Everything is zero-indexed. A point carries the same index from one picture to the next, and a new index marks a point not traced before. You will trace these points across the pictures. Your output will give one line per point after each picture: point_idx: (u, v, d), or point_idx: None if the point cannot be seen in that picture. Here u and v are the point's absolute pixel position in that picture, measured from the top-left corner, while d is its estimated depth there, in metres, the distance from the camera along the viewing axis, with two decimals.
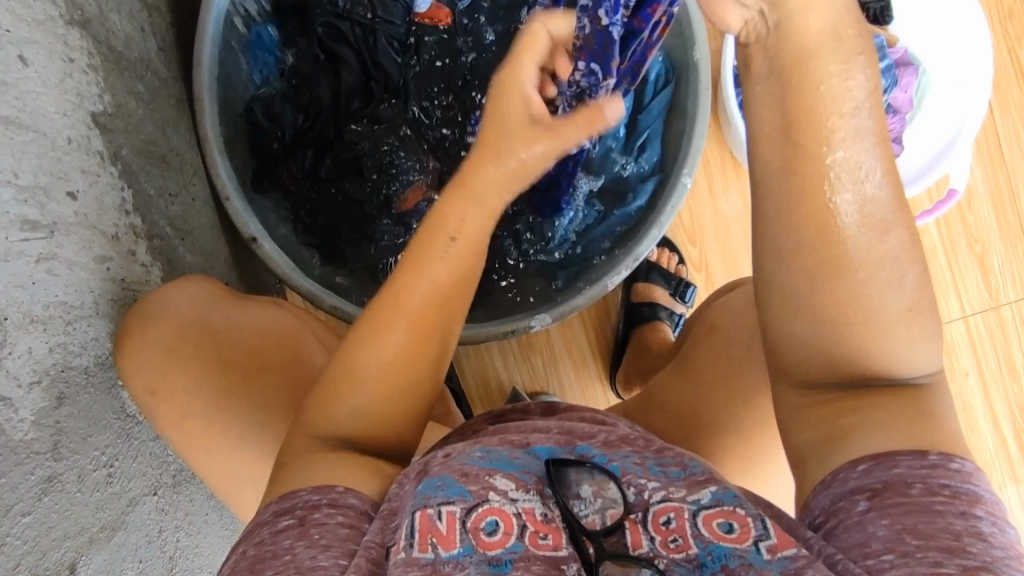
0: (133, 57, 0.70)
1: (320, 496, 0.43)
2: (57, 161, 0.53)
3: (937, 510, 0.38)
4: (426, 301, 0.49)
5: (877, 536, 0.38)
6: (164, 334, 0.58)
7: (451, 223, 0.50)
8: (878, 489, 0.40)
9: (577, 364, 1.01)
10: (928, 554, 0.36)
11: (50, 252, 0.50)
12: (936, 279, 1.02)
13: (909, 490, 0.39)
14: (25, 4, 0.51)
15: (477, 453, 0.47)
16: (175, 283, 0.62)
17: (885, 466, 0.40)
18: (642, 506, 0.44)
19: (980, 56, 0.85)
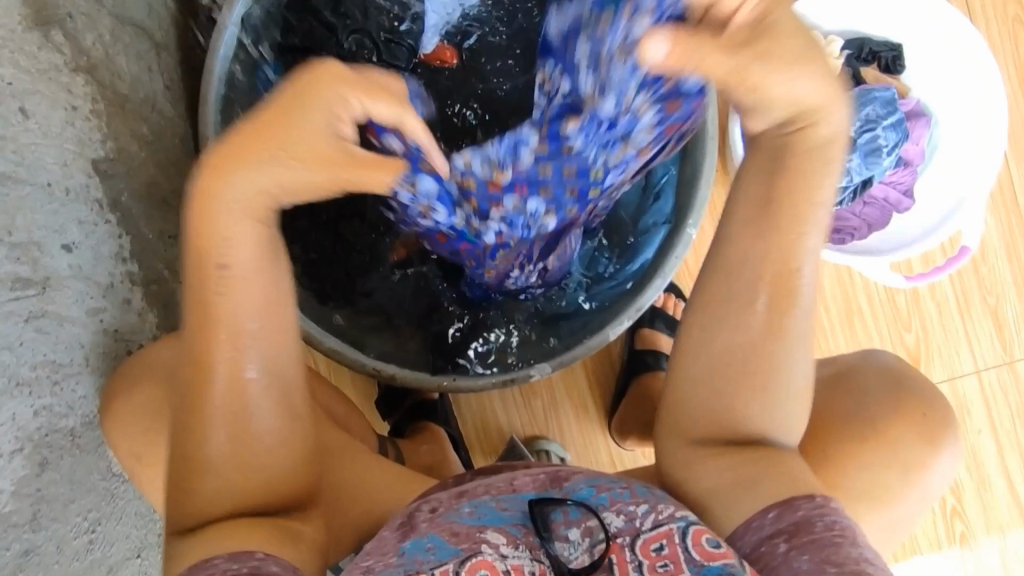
0: (138, 99, 0.71)
1: (238, 565, 0.43)
2: (56, 213, 0.53)
3: (838, 541, 0.44)
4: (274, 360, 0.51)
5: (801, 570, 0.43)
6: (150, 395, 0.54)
7: (213, 244, 0.47)
8: (791, 530, 0.46)
9: (578, 410, 0.99)
10: None
11: (43, 310, 0.49)
12: (948, 331, 1.00)
13: (813, 526, 0.45)
14: (27, 53, 0.53)
15: (466, 509, 0.46)
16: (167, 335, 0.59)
17: (791, 509, 0.47)
18: (629, 532, 0.43)
19: (990, 94, 0.85)
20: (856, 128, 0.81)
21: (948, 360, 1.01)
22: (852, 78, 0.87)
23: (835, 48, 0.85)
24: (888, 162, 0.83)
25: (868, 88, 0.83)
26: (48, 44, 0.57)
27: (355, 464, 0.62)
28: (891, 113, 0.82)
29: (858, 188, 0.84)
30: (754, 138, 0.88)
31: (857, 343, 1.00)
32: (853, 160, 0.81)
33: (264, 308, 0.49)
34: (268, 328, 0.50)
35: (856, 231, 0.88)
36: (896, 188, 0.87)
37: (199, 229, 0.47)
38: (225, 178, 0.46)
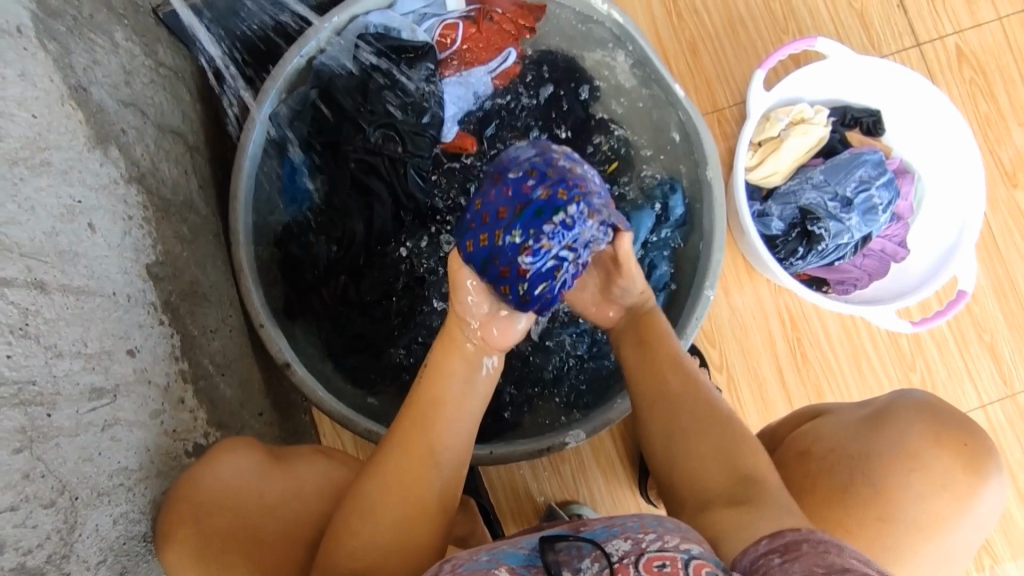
0: (178, 200, 0.74)
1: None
2: (120, 321, 0.55)
3: (827, 555, 0.47)
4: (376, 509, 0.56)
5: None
6: (216, 520, 0.54)
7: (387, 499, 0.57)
8: (783, 549, 0.50)
9: (606, 472, 1.01)
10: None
11: (114, 417, 0.50)
12: (951, 369, 1.05)
13: (800, 546, 0.49)
14: (93, 172, 0.56)
15: (485, 557, 0.50)
16: (219, 449, 0.57)
17: (778, 536, 0.51)
18: (635, 553, 0.46)
19: (944, 112, 0.92)
20: (851, 189, 0.90)
21: (955, 397, 1.05)
22: (839, 143, 0.95)
23: (823, 116, 0.93)
24: (885, 218, 0.91)
25: (857, 152, 0.92)
26: (107, 160, 0.60)
27: None
28: (883, 173, 0.90)
29: (859, 243, 0.91)
30: (756, 202, 0.94)
31: (868, 388, 1.04)
32: (852, 217, 0.89)
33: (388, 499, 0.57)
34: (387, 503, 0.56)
35: (858, 281, 0.94)
36: (891, 240, 0.95)
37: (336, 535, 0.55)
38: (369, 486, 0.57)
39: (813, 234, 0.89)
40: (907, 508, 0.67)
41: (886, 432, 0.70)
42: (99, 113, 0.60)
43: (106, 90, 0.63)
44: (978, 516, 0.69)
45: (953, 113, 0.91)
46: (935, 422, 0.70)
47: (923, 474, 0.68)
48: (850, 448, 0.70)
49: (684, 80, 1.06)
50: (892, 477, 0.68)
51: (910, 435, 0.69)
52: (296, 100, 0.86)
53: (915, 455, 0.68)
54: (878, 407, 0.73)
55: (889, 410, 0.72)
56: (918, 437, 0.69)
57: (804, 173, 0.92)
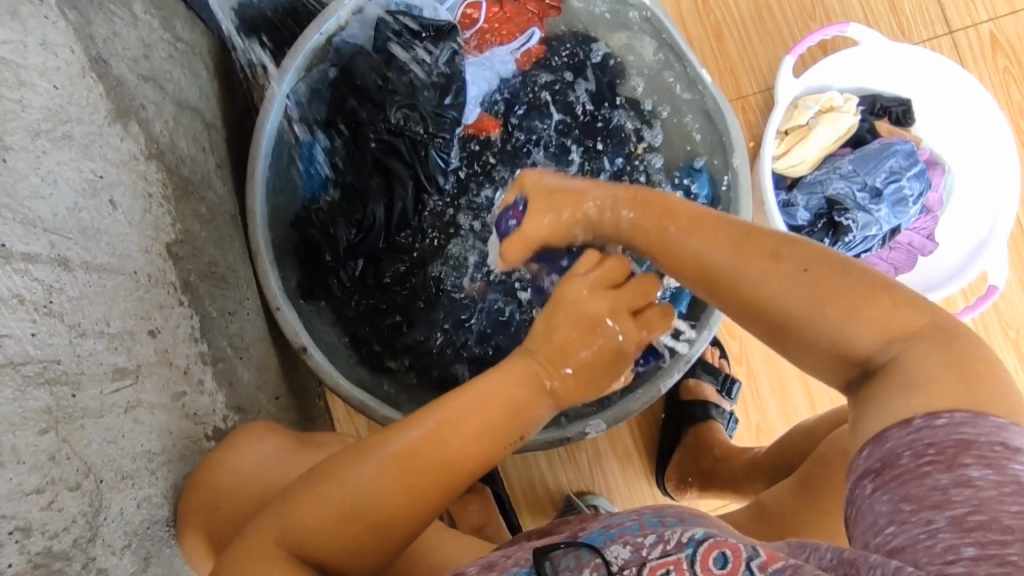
0: (196, 179, 0.72)
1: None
2: (141, 301, 0.54)
3: (924, 471, 0.41)
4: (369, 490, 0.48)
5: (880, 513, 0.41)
6: (231, 494, 0.55)
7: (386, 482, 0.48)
8: (877, 470, 0.43)
9: (622, 462, 1.00)
10: (920, 515, 0.40)
11: (137, 398, 0.49)
12: None
13: (898, 461, 0.42)
14: (114, 148, 0.55)
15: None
16: (245, 434, 0.58)
17: (880, 444, 0.44)
18: (637, 563, 0.43)
19: (970, 96, 0.90)
20: (880, 180, 0.87)
21: None
22: (869, 132, 0.93)
23: (852, 104, 0.91)
24: (914, 210, 0.89)
25: (888, 143, 0.89)
26: (127, 135, 0.58)
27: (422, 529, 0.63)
28: (914, 164, 0.88)
29: (887, 235, 0.89)
30: (781, 191, 0.92)
31: None
32: (881, 209, 0.87)
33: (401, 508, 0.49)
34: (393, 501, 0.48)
35: (884, 274, 0.93)
36: (920, 233, 0.93)
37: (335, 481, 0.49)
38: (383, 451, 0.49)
39: (841, 224, 0.87)
40: None
41: None
42: (119, 86, 0.59)
43: (126, 63, 0.61)
44: None
45: (980, 95, 0.89)
46: None
47: None
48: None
49: (709, 65, 1.03)
50: None
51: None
52: (315, 78, 0.84)
53: None
54: None
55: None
56: None
57: (832, 162, 0.91)
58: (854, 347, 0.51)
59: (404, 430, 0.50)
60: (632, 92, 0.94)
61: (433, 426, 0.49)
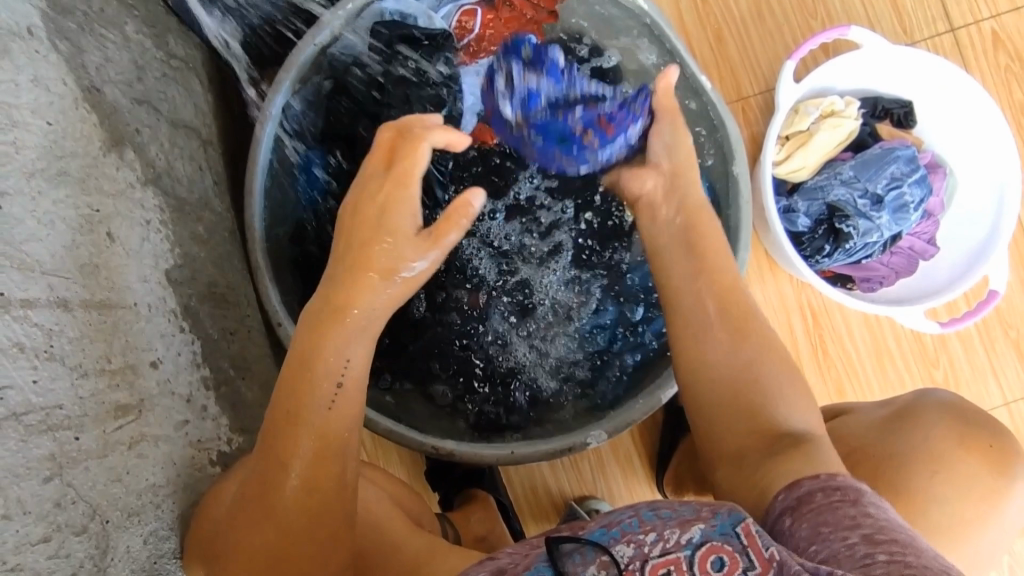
0: (194, 199, 0.72)
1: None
2: (141, 332, 0.54)
3: (836, 506, 0.52)
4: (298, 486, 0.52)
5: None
6: (224, 536, 0.52)
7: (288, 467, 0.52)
8: (794, 505, 0.54)
9: (624, 467, 1.01)
10: (837, 534, 0.50)
11: (140, 433, 0.50)
12: (975, 365, 1.04)
13: (814, 498, 0.54)
14: (109, 178, 0.55)
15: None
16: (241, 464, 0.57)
17: (795, 488, 0.55)
18: (639, 559, 0.47)
19: (943, 76, 0.89)
20: (882, 186, 0.87)
21: (977, 393, 1.04)
22: (870, 136, 0.93)
23: (854, 108, 0.90)
24: (916, 217, 0.89)
25: (890, 147, 0.89)
26: (123, 163, 0.58)
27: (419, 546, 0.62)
28: (915, 170, 0.87)
29: (889, 241, 0.89)
30: (782, 197, 0.91)
31: (889, 384, 1.03)
32: (883, 216, 0.87)
33: (308, 486, 0.52)
34: (307, 487, 0.52)
35: (885, 278, 0.93)
36: (921, 237, 0.93)
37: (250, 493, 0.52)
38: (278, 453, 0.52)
39: (841, 231, 0.87)
40: (935, 509, 0.67)
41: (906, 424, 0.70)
42: (113, 113, 0.58)
43: (120, 88, 0.61)
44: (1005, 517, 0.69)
45: (954, 72, 0.88)
46: (960, 421, 0.70)
47: (945, 468, 0.68)
48: (874, 450, 0.70)
49: (709, 67, 1.02)
50: (912, 475, 0.67)
51: (932, 433, 0.69)
52: (309, 90, 0.83)
53: (937, 456, 0.68)
54: (900, 405, 0.73)
55: (912, 409, 0.72)
56: (945, 436, 0.69)
57: (832, 167, 0.90)
58: (761, 415, 0.64)
59: (322, 395, 0.54)
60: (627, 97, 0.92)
61: (273, 426, 0.53)
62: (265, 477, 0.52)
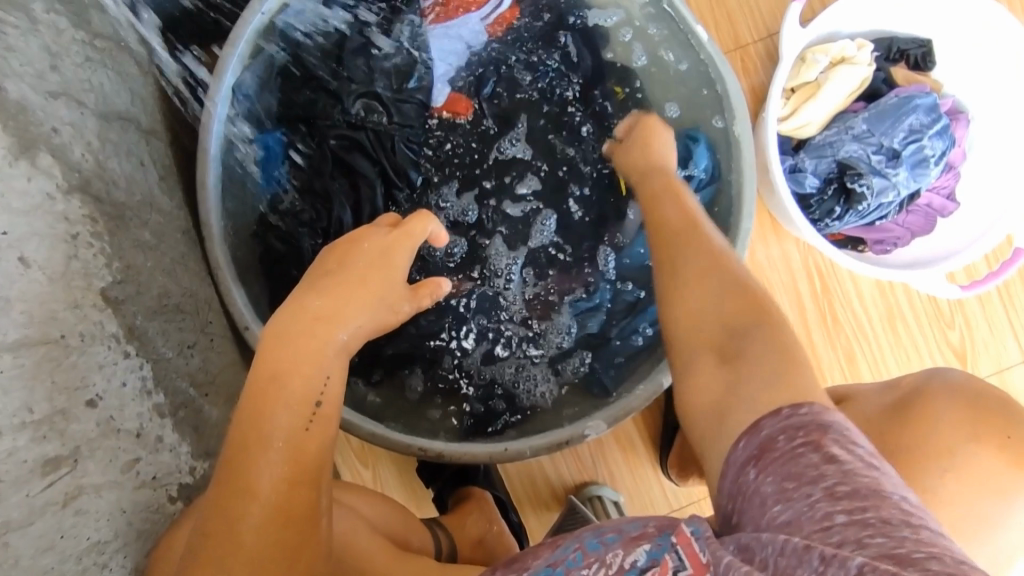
0: (135, 201, 0.64)
1: None
2: (75, 368, 0.47)
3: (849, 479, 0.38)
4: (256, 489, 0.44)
5: (767, 492, 0.39)
6: None
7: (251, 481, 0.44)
8: (756, 454, 0.41)
9: (625, 451, 0.96)
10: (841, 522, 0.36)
11: (78, 486, 0.44)
12: (993, 325, 0.98)
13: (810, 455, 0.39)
14: (19, 192, 0.47)
15: None
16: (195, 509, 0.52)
17: (782, 412, 0.42)
18: None
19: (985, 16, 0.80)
20: (899, 140, 0.79)
21: (994, 354, 0.98)
22: (884, 83, 0.84)
23: (867, 53, 0.81)
24: (936, 172, 0.81)
25: (908, 96, 0.80)
26: (37, 171, 0.50)
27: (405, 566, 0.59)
28: (936, 120, 0.80)
29: (904, 201, 0.82)
30: (788, 155, 0.83)
31: (902, 350, 0.97)
32: (899, 172, 0.79)
33: (277, 503, 0.44)
34: (275, 502, 0.44)
35: (900, 240, 0.86)
36: (939, 193, 0.85)
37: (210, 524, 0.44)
38: (246, 468, 0.45)
39: (853, 191, 0.80)
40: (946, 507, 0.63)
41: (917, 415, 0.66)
42: (20, 114, 0.50)
43: (28, 82, 0.53)
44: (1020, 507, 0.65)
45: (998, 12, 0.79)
46: (972, 405, 0.66)
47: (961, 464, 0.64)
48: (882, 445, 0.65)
49: (703, 14, 0.92)
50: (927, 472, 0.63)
51: (942, 424, 0.65)
52: (260, 65, 0.73)
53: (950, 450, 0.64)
54: (910, 388, 0.69)
55: (917, 396, 0.68)
56: (955, 426, 0.65)
57: (843, 120, 0.81)
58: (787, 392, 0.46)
59: (287, 394, 0.47)
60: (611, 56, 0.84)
61: (237, 440, 0.46)
62: (232, 492, 0.44)
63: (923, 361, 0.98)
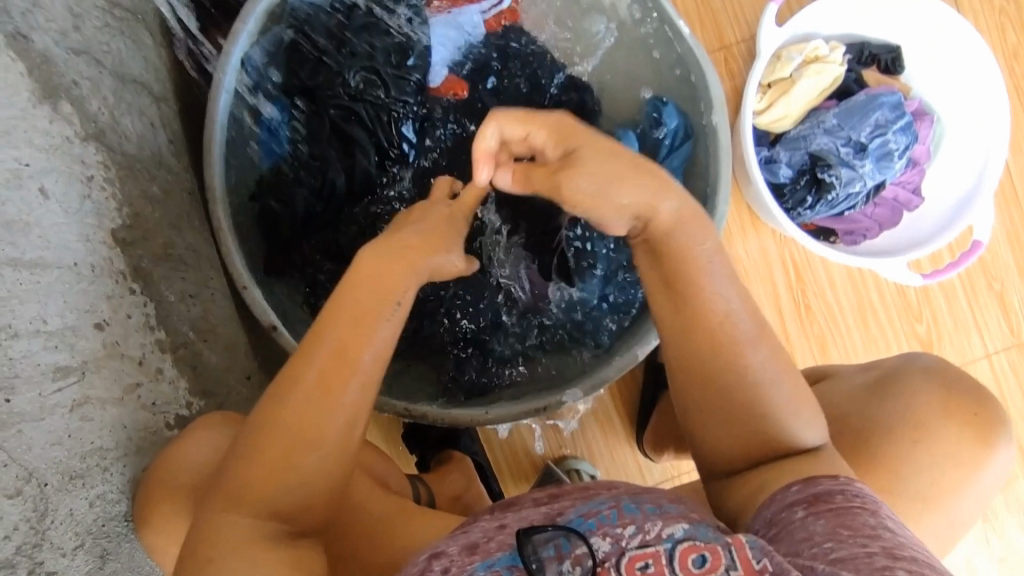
0: (146, 157, 0.69)
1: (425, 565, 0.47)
2: (85, 293, 0.52)
3: (857, 511, 0.46)
4: (307, 421, 0.46)
5: (816, 532, 0.45)
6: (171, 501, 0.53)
7: (291, 409, 0.46)
8: (810, 500, 0.47)
9: (603, 426, 1.00)
10: (857, 540, 0.43)
11: (84, 396, 0.48)
12: (959, 320, 1.02)
13: (833, 498, 0.47)
14: (41, 131, 0.52)
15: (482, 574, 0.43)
16: (201, 423, 0.57)
17: (812, 484, 0.48)
18: (616, 554, 0.43)
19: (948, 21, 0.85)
20: (866, 134, 0.84)
21: (960, 348, 1.02)
22: (855, 82, 0.89)
23: (839, 53, 0.87)
24: (900, 165, 0.86)
25: (874, 94, 0.86)
26: (58, 116, 0.54)
27: (384, 503, 0.63)
28: (900, 116, 0.84)
29: (872, 192, 0.86)
30: (764, 147, 0.88)
31: (871, 340, 1.02)
32: (866, 165, 0.84)
33: (303, 429, 0.46)
34: (309, 428, 0.46)
35: (868, 231, 0.90)
36: (905, 188, 0.90)
37: (263, 428, 0.46)
38: (280, 392, 0.46)
39: (823, 181, 0.84)
40: (912, 477, 0.63)
41: (890, 393, 0.67)
42: (45, 63, 0.55)
43: (54, 37, 0.57)
44: (986, 482, 0.65)
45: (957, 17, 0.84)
46: (946, 388, 0.66)
47: (929, 438, 0.64)
48: (856, 419, 0.66)
49: (690, 14, 0.98)
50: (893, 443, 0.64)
51: (913, 399, 0.65)
52: (269, 42, 0.79)
53: (920, 423, 0.64)
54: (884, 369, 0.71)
55: (895, 376, 0.68)
56: (926, 404, 0.65)
57: (815, 116, 0.86)
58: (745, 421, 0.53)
59: (332, 327, 0.47)
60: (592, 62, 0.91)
61: (287, 367, 0.47)
62: (275, 413, 0.46)
63: (891, 350, 1.02)
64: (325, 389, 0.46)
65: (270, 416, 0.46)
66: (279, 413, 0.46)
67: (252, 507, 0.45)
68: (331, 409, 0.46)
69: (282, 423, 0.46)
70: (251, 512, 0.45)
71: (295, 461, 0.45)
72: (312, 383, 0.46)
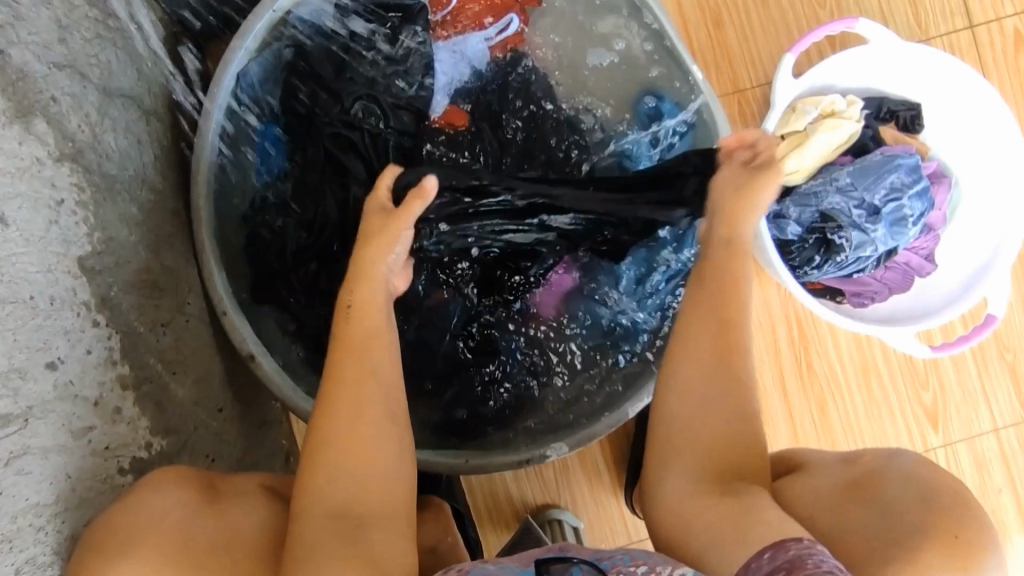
0: (127, 177, 0.65)
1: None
2: (37, 330, 0.48)
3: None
4: (357, 416, 0.52)
5: None
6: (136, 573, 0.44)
7: (347, 379, 0.54)
8: (788, 566, 0.43)
9: (590, 476, 0.96)
10: None
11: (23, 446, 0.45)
12: (967, 390, 0.98)
13: (806, 565, 0.42)
14: (6, 153, 0.48)
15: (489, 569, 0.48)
16: (154, 482, 0.48)
17: (783, 549, 0.45)
18: None
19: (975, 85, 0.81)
20: (880, 197, 0.80)
21: (966, 420, 0.98)
22: (872, 140, 0.86)
23: (857, 109, 0.83)
24: (914, 232, 0.82)
25: (892, 155, 0.82)
26: (29, 136, 0.51)
27: None
28: (918, 180, 0.81)
29: (884, 257, 0.83)
30: (772, 202, 0.84)
31: (874, 405, 0.98)
32: (878, 229, 0.80)
33: (379, 414, 0.53)
34: (373, 411, 0.53)
35: (876, 295, 0.86)
36: (918, 253, 0.86)
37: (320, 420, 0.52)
38: (333, 368, 0.54)
39: (833, 242, 0.81)
40: None
41: None
42: (20, 79, 0.51)
43: (34, 51, 0.54)
44: None
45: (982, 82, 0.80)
46: None
47: None
48: None
49: (705, 58, 0.95)
50: None
51: None
52: (268, 58, 0.77)
53: None
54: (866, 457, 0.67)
55: None
56: None
57: (828, 173, 0.83)
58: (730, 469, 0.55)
59: (373, 307, 0.58)
60: (598, 99, 0.86)
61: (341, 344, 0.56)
62: (339, 397, 0.53)
63: (895, 418, 0.98)
64: (372, 375, 0.54)
65: (325, 406, 0.53)
66: (336, 391, 0.53)
67: (332, 496, 0.49)
68: (372, 393, 0.53)
69: (345, 422, 0.52)
70: (332, 503, 0.49)
71: (359, 445, 0.51)
72: (355, 379, 0.54)
